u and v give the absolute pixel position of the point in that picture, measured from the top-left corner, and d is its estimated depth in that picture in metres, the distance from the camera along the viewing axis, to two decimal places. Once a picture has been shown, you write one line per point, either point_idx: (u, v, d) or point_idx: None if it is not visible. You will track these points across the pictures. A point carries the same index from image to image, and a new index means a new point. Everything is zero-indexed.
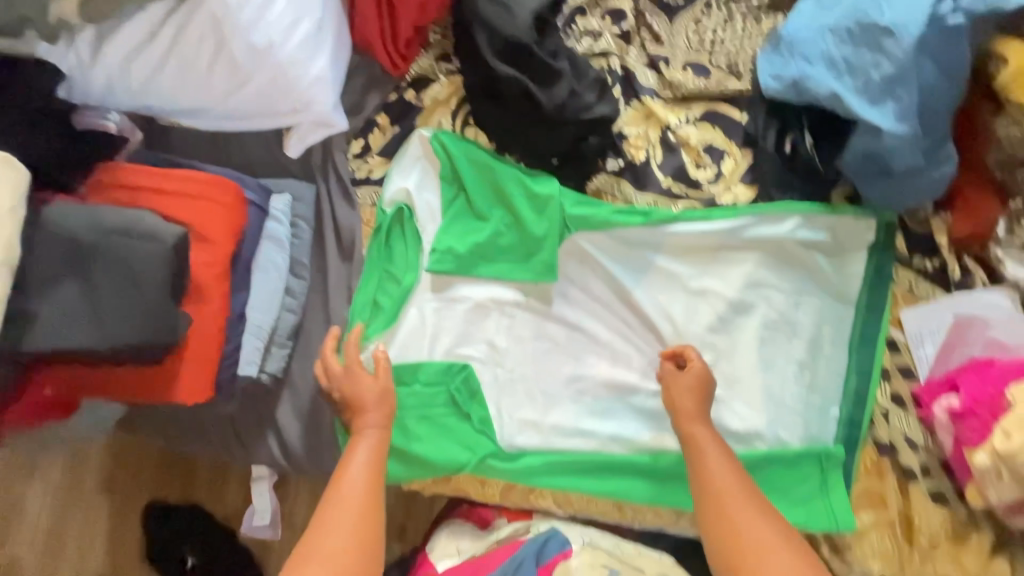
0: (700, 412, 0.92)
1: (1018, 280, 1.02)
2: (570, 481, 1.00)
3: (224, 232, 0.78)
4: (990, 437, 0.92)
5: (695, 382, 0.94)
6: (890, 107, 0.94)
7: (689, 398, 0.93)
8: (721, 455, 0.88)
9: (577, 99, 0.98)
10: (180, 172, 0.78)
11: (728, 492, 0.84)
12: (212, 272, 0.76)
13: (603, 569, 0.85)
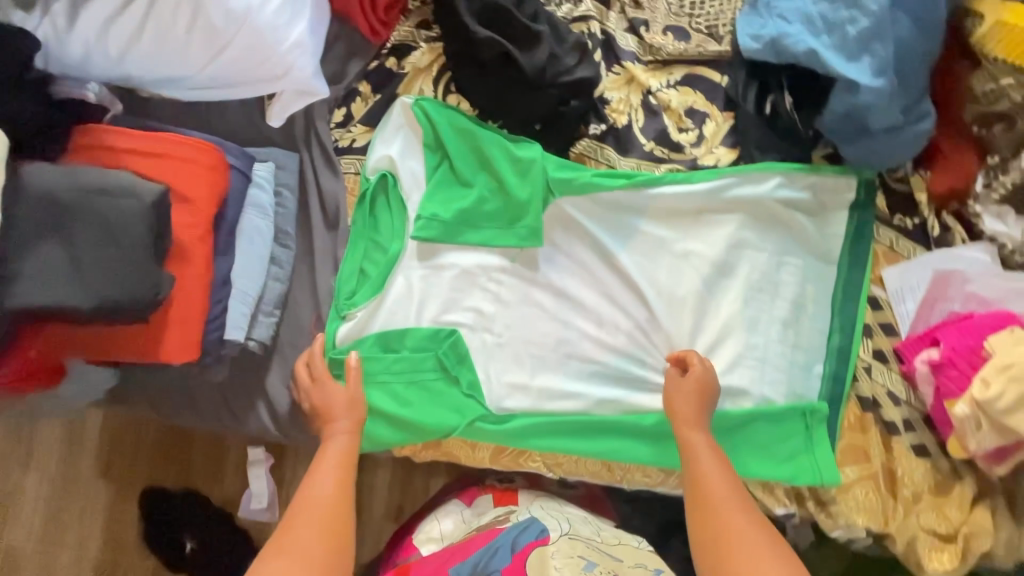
0: (699, 417, 0.94)
1: (995, 235, 1.03)
2: (560, 442, 1.02)
3: (205, 194, 0.79)
4: (969, 387, 0.95)
5: (697, 389, 0.95)
6: (867, 63, 0.95)
7: (689, 404, 0.95)
8: (719, 461, 0.89)
9: (557, 62, 0.99)
10: (160, 135, 0.79)
11: (723, 498, 0.85)
12: (195, 232, 0.77)
13: (578, 559, 0.84)
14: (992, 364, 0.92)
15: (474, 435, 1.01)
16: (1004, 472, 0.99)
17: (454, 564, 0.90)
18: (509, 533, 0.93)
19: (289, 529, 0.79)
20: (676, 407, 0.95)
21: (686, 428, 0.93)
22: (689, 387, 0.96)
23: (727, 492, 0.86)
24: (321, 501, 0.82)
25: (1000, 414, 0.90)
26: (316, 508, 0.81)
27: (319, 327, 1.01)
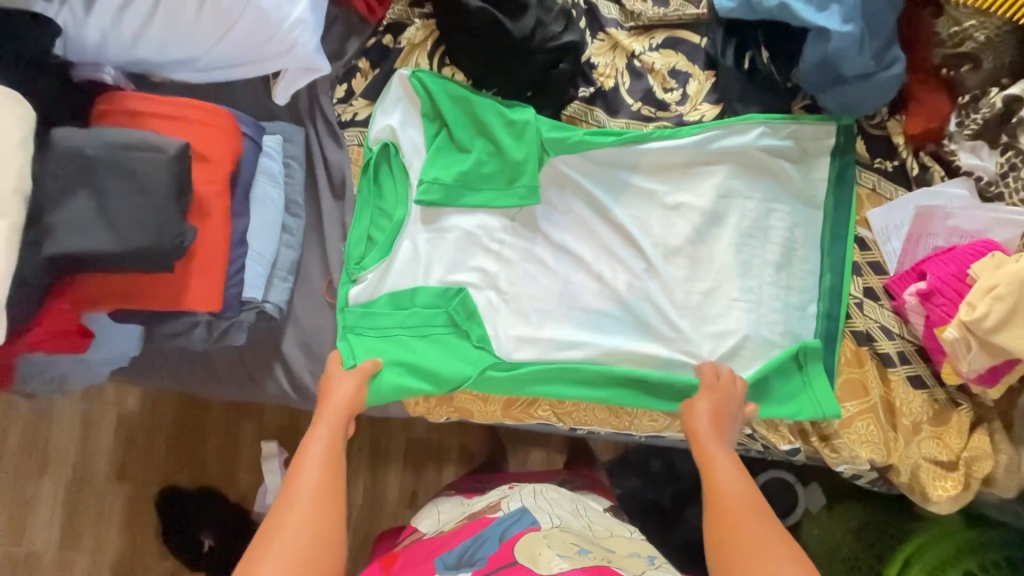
0: (717, 430, 0.96)
1: (972, 170, 1.08)
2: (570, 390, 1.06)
3: (222, 153, 0.84)
4: (958, 311, 0.99)
5: (712, 404, 0.99)
6: (835, 11, 1.01)
7: (708, 419, 0.97)
8: (737, 472, 0.89)
9: (544, 29, 1.04)
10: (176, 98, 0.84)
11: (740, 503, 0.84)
12: (214, 188, 0.82)
13: (572, 545, 0.83)
14: (976, 287, 0.97)
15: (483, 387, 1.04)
16: (996, 395, 1.03)
17: (441, 553, 0.89)
18: (500, 525, 0.91)
19: (274, 523, 0.77)
20: (694, 423, 0.97)
21: (705, 440, 0.94)
22: (705, 404, 0.99)
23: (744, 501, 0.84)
24: (310, 485, 0.82)
25: (986, 333, 0.95)
26: (306, 489, 0.81)
27: (331, 291, 1.05)
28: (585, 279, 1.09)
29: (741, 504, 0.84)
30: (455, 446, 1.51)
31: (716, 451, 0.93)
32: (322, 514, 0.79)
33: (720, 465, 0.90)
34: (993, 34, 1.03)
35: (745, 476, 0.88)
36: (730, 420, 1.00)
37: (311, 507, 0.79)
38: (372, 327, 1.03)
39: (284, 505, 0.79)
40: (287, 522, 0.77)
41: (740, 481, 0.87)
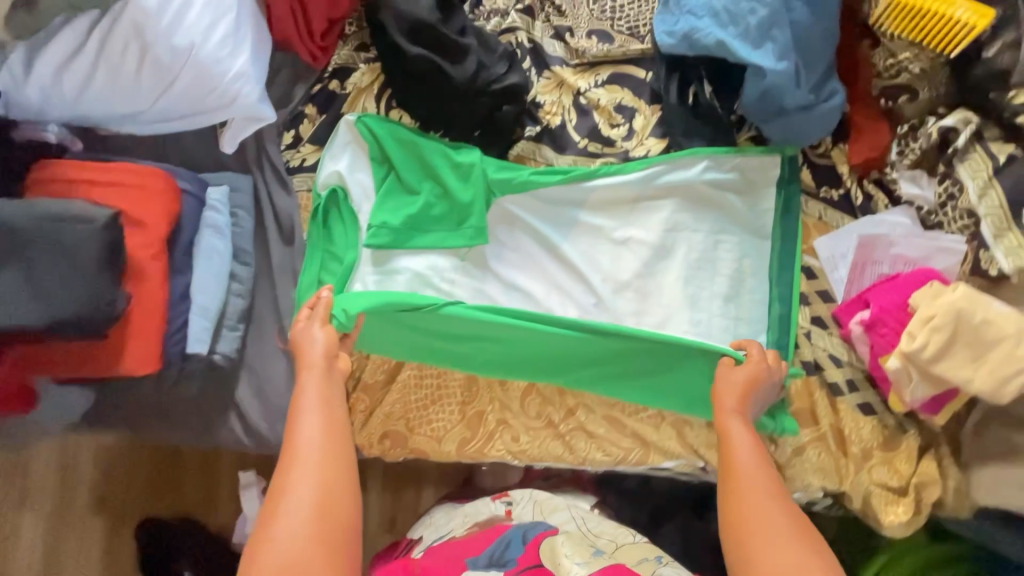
0: (739, 408, 0.97)
1: (913, 199, 1.10)
2: (552, 346, 1.05)
3: (156, 215, 0.85)
4: (899, 342, 1.01)
5: (749, 377, 0.99)
6: (771, 48, 1.02)
7: (734, 394, 0.98)
8: (754, 451, 0.89)
9: (486, 71, 1.05)
10: (108, 165, 0.85)
11: (751, 478, 0.85)
12: (148, 252, 0.83)
13: (587, 548, 0.89)
14: (915, 317, 0.98)
15: (447, 323, 1.03)
16: (941, 420, 1.04)
17: (467, 556, 0.88)
18: (519, 527, 0.94)
19: (286, 483, 0.79)
20: (722, 395, 0.98)
21: (724, 417, 0.95)
22: (740, 375, 0.99)
23: (753, 471, 0.86)
24: (316, 444, 0.83)
25: (925, 363, 0.96)
26: (314, 449, 0.82)
27: (283, 337, 1.06)
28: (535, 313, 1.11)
29: (760, 484, 0.84)
30: (432, 469, 1.52)
31: (735, 429, 0.93)
32: (331, 481, 0.79)
33: (739, 445, 0.90)
34: (928, 66, 1.05)
35: (759, 454, 0.89)
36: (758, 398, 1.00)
37: (321, 476, 0.80)
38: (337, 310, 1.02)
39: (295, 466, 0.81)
40: (299, 489, 0.78)
41: (751, 455, 0.88)
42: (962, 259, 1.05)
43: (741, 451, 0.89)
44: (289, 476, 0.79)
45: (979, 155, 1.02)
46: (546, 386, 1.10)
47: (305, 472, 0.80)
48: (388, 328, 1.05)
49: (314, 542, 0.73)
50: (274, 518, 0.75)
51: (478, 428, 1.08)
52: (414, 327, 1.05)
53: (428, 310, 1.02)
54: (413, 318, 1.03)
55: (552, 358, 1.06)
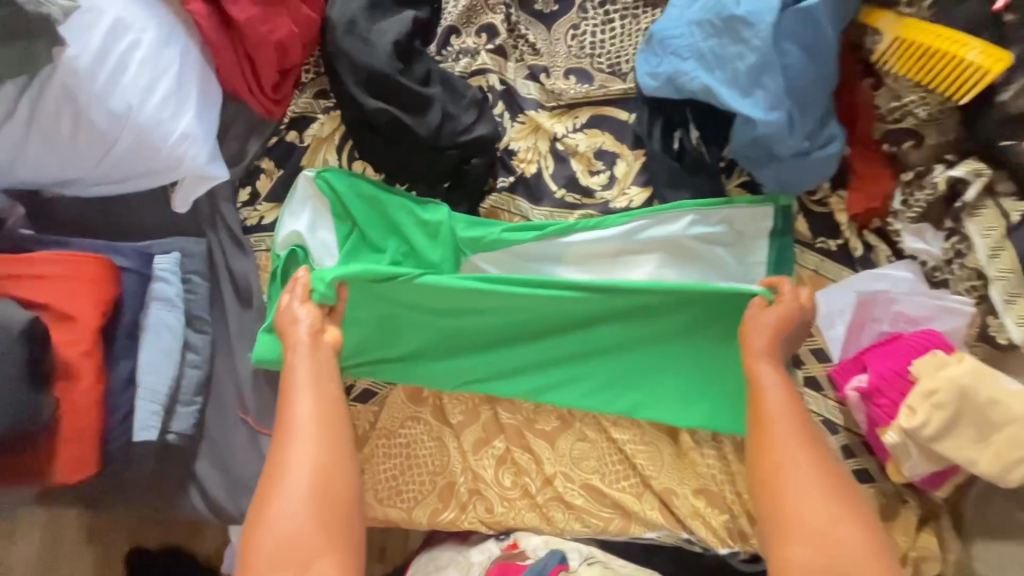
0: (772, 349, 0.90)
1: (916, 254, 1.02)
2: (553, 306, 0.99)
3: (88, 307, 0.84)
4: (897, 415, 0.94)
5: (780, 318, 0.92)
6: (760, 97, 0.92)
7: (767, 335, 0.91)
8: (787, 396, 0.85)
9: (453, 121, 0.98)
10: (44, 256, 0.85)
11: (786, 430, 0.82)
12: (78, 349, 0.83)
13: None
14: (917, 390, 0.91)
15: (427, 294, 0.98)
16: (942, 494, 0.98)
17: None
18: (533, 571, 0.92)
19: (281, 462, 0.78)
20: (751, 336, 0.92)
21: (755, 360, 0.90)
22: (770, 317, 0.92)
23: (789, 418, 0.83)
24: (306, 419, 0.81)
25: (926, 441, 0.90)
26: (303, 425, 0.80)
27: (244, 409, 0.99)
28: None
29: (792, 434, 0.81)
30: None
31: (766, 372, 0.88)
32: (329, 453, 0.80)
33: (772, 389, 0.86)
34: (935, 110, 0.97)
35: (793, 398, 0.86)
36: (789, 339, 0.94)
37: (316, 452, 0.79)
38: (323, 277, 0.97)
39: (285, 444, 0.80)
40: (296, 468, 0.77)
41: (787, 401, 0.84)
42: (967, 322, 0.97)
43: (773, 395, 0.85)
44: (286, 454, 0.78)
45: (991, 210, 0.94)
46: (522, 454, 1.04)
47: (300, 449, 0.79)
48: (371, 304, 0.99)
49: (322, 513, 0.75)
50: (267, 503, 0.75)
51: (450, 499, 1.03)
52: (395, 303, 0.99)
53: (404, 280, 0.97)
54: (390, 294, 0.98)
55: (549, 319, 1.01)
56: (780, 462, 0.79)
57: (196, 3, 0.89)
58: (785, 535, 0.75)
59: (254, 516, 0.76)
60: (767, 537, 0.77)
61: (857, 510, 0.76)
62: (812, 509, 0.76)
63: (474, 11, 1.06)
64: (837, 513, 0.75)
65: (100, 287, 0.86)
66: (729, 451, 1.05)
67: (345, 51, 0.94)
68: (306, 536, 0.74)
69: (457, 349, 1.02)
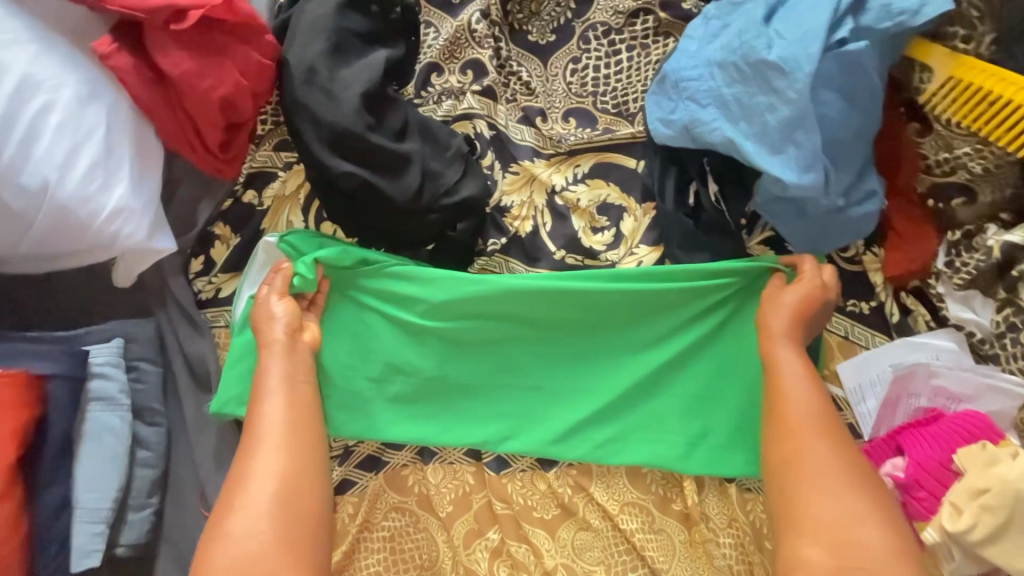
0: (794, 332, 0.84)
1: (961, 322, 0.91)
2: (556, 303, 0.90)
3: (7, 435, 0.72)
4: (939, 511, 0.83)
5: (800, 299, 0.84)
6: (792, 156, 0.79)
7: (787, 316, 0.84)
8: (808, 383, 0.80)
9: (434, 181, 0.85)
10: None
11: (805, 419, 0.77)
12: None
13: None
14: (963, 487, 0.81)
15: (412, 288, 0.89)
16: None
17: None
18: None
19: (245, 465, 0.73)
20: (768, 317, 0.85)
21: (773, 344, 0.83)
22: (790, 297, 0.85)
23: (808, 407, 0.78)
24: (276, 416, 0.77)
25: (973, 546, 0.79)
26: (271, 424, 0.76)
27: (206, 505, 0.87)
28: (502, 464, 0.95)
29: (812, 422, 0.77)
30: None
31: (782, 354, 0.83)
32: (298, 460, 0.75)
33: (789, 373, 0.81)
34: (992, 164, 0.84)
35: (815, 386, 0.80)
36: (811, 322, 0.86)
37: (285, 459, 0.74)
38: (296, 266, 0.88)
39: (251, 445, 0.75)
40: (260, 470, 0.72)
41: (808, 390, 0.79)
42: (1018, 404, 0.87)
43: (790, 381, 0.80)
44: (250, 459, 0.73)
45: None
46: (518, 546, 0.92)
47: (268, 458, 0.73)
48: (348, 305, 0.90)
49: (291, 526, 0.70)
50: (229, 514, 0.69)
51: None
52: (378, 309, 0.89)
53: (382, 268, 0.89)
54: (377, 301, 0.89)
55: (554, 322, 0.91)
56: (798, 451, 0.76)
57: (117, 56, 0.75)
58: (799, 526, 0.71)
59: (212, 532, 0.69)
60: (781, 530, 0.73)
61: (878, 508, 0.72)
62: (831, 500, 0.72)
63: (458, 45, 0.93)
64: (857, 510, 0.71)
65: (20, 412, 0.74)
66: (748, 539, 0.93)
67: (306, 104, 0.81)
68: (270, 552, 0.67)
69: (451, 363, 0.90)
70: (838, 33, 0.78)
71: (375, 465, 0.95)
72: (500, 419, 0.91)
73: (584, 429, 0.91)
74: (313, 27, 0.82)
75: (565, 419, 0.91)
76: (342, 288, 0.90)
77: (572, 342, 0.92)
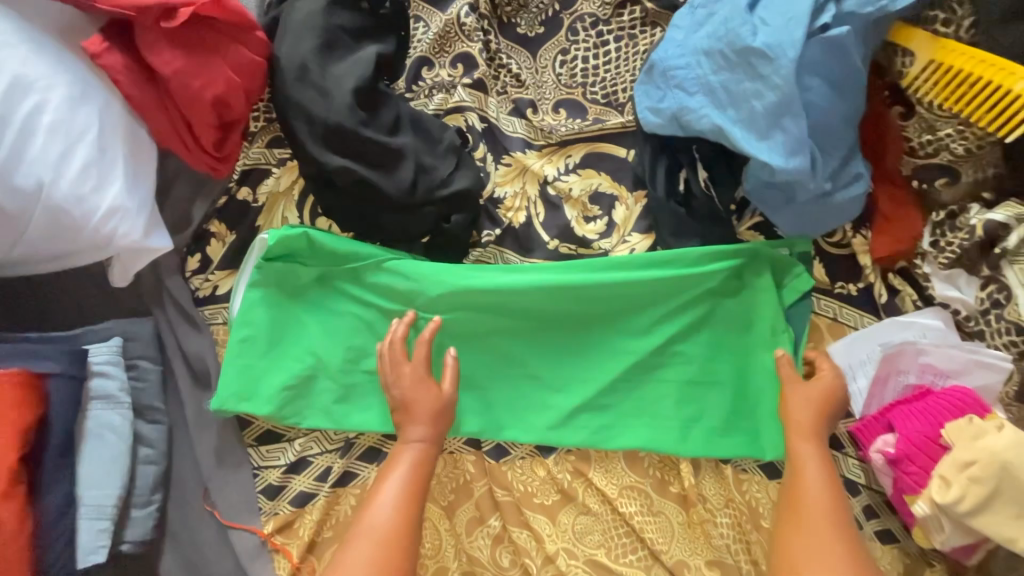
0: (817, 428, 0.86)
1: (947, 300, 0.93)
2: (552, 296, 0.91)
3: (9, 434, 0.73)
4: (928, 484, 0.85)
5: (823, 393, 0.88)
6: (780, 141, 0.80)
7: (810, 411, 0.87)
8: (826, 484, 0.83)
9: (428, 174, 0.85)
10: None
11: (818, 517, 0.80)
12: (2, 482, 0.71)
13: None
14: (951, 461, 0.83)
15: (408, 282, 0.89)
16: (975, 562, 0.90)
17: None
18: None
19: (349, 548, 0.75)
20: (796, 411, 0.87)
21: (798, 438, 0.86)
22: (811, 391, 0.88)
23: (822, 504, 0.81)
24: (389, 511, 0.78)
25: (961, 517, 0.81)
26: (384, 519, 0.77)
27: (210, 500, 0.88)
28: (501, 452, 0.96)
29: (824, 524, 0.80)
30: None
31: (806, 453, 0.86)
32: (386, 559, 0.75)
33: (813, 474, 0.83)
34: (973, 145, 0.86)
35: (835, 489, 0.83)
36: (833, 416, 0.89)
37: (376, 552, 0.75)
38: (292, 263, 0.89)
39: (360, 529, 0.77)
40: (355, 558, 0.74)
41: (825, 489, 0.82)
42: (1005, 379, 0.88)
43: (814, 483, 0.83)
44: (349, 548, 0.75)
45: None
46: (520, 533, 0.94)
47: (361, 547, 0.75)
48: (343, 299, 0.90)
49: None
50: None
51: None
52: (374, 300, 0.90)
53: (376, 262, 0.89)
54: (372, 293, 0.90)
55: (550, 314, 0.93)
56: (803, 547, 0.79)
57: (108, 55, 0.75)
58: None
59: None
60: None
61: None
62: None
63: (447, 38, 0.94)
64: None
65: (21, 409, 0.74)
66: (744, 518, 0.95)
67: (298, 102, 0.81)
68: None
69: (448, 354, 0.92)
70: (822, 19, 0.80)
71: None
72: (497, 407, 0.93)
73: (581, 415, 0.93)
74: (303, 24, 0.82)
75: (559, 407, 0.92)
76: (338, 283, 0.90)
77: (567, 334, 0.94)
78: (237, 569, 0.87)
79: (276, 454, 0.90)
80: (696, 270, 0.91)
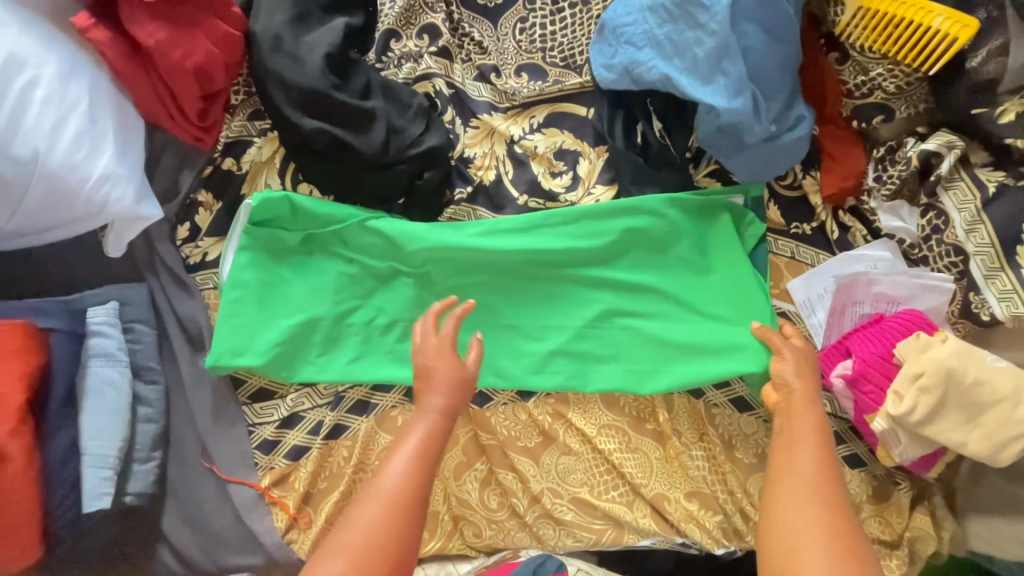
0: (809, 395, 0.89)
1: (893, 232, 0.99)
2: (524, 247, 0.96)
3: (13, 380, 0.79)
4: (885, 401, 0.90)
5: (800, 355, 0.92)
6: (721, 84, 0.87)
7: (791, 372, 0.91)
8: (817, 447, 0.85)
9: (399, 134, 0.92)
10: None
11: (807, 476, 0.82)
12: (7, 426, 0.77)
13: None
14: (902, 375, 0.88)
15: (387, 237, 0.94)
16: (934, 475, 0.95)
17: None
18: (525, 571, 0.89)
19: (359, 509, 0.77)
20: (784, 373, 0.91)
21: (793, 406, 0.88)
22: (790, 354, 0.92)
23: (810, 463, 0.83)
24: (397, 476, 0.78)
25: (914, 427, 0.87)
26: (392, 483, 0.78)
27: (208, 456, 0.92)
28: (484, 398, 1.00)
29: (810, 483, 0.82)
30: None
31: (802, 420, 0.87)
32: (395, 523, 0.76)
33: (806, 439, 0.85)
34: (903, 83, 0.93)
35: (826, 453, 0.84)
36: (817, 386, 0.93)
37: (381, 517, 0.76)
38: (276, 226, 0.94)
39: (372, 491, 0.78)
40: (361, 519, 0.75)
41: (815, 451, 0.84)
42: (950, 299, 0.95)
43: (806, 446, 0.85)
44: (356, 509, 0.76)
45: (965, 182, 0.93)
46: (506, 474, 0.99)
47: (369, 510, 0.76)
48: (325, 256, 0.96)
49: None
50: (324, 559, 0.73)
51: (435, 527, 0.98)
52: (354, 257, 0.95)
53: (354, 221, 0.94)
54: (351, 250, 0.95)
55: (524, 264, 0.98)
56: (784, 501, 0.81)
57: (95, 29, 0.81)
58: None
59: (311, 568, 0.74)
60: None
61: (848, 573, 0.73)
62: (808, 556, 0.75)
63: (412, 12, 1.01)
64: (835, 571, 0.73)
65: (24, 358, 0.81)
66: (717, 451, 1.00)
67: (275, 72, 0.88)
68: None
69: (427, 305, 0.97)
70: None
71: (366, 408, 0.95)
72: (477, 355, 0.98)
73: (557, 359, 0.98)
74: None
75: (537, 352, 0.98)
76: (320, 242, 0.95)
77: (541, 283, 0.99)
78: (236, 522, 0.91)
79: (269, 410, 0.94)
80: (656, 214, 0.97)
